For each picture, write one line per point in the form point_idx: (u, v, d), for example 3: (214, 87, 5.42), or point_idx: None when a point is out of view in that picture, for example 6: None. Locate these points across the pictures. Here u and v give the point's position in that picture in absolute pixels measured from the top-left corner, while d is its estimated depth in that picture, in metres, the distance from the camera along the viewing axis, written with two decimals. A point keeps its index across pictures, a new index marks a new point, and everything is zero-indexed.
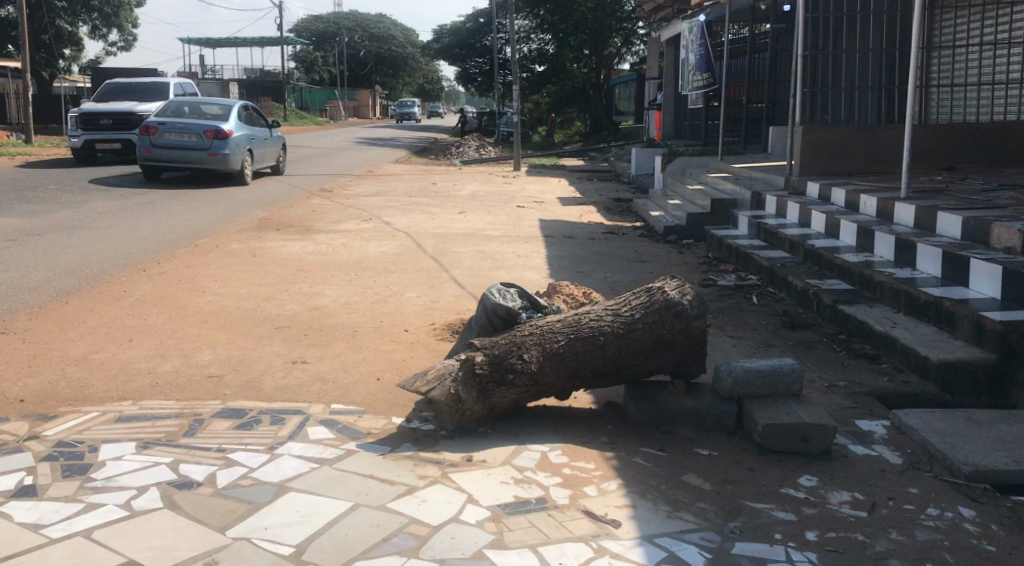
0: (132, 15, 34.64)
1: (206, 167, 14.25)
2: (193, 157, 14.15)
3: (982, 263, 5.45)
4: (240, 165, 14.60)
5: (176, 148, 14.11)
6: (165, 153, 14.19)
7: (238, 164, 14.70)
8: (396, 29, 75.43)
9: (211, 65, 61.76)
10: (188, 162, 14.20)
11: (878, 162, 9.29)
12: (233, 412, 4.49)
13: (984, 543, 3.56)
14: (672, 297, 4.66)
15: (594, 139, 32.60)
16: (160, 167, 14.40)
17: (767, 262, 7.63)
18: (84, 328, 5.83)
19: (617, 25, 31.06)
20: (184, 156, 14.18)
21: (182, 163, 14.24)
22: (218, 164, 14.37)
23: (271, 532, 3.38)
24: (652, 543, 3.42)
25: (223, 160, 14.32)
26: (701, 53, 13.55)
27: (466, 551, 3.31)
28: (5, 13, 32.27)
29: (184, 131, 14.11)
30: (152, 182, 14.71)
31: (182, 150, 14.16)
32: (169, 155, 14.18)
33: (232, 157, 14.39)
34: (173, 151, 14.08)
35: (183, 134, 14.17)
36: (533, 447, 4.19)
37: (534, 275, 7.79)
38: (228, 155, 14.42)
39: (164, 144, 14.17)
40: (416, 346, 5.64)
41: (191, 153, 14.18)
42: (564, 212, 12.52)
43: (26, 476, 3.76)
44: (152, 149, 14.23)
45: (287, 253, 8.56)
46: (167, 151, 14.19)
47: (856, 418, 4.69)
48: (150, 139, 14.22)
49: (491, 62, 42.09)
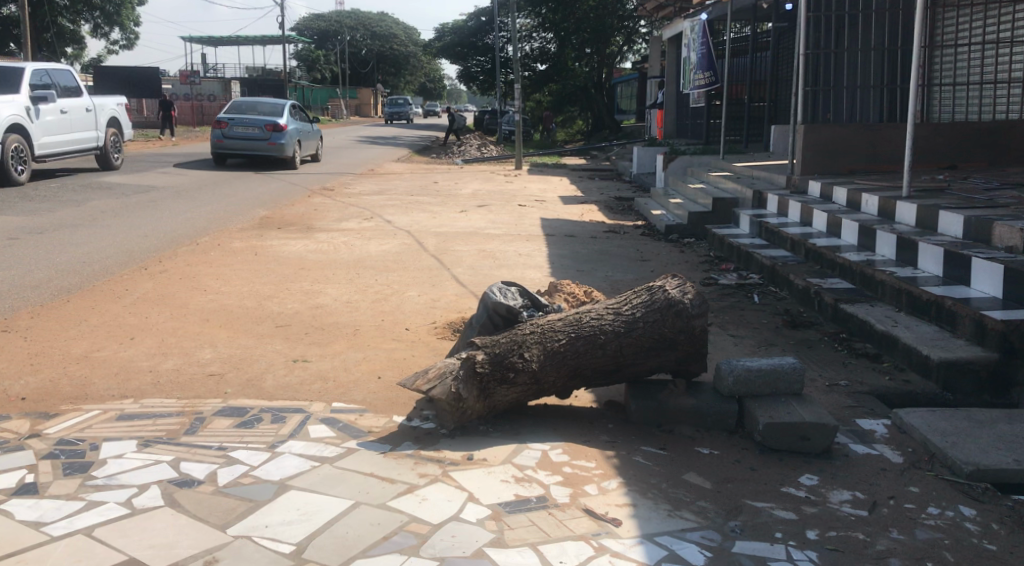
0: (134, 14, 34.85)
1: (266, 155, 16.66)
2: (256, 146, 16.57)
3: (984, 263, 5.43)
4: (292, 153, 17.08)
5: (242, 140, 16.55)
6: (233, 144, 16.63)
7: (292, 153, 17.26)
8: (397, 27, 75.19)
9: (213, 64, 62.00)
10: (251, 150, 16.62)
11: (880, 161, 9.27)
12: (233, 410, 4.49)
13: (984, 542, 3.56)
14: (673, 296, 4.65)
15: (596, 137, 32.56)
16: (227, 155, 16.82)
17: (769, 262, 7.62)
18: (86, 326, 5.84)
19: (620, 23, 30.77)
20: (249, 146, 16.60)
21: (246, 152, 16.67)
22: (276, 153, 16.87)
23: (271, 530, 3.39)
24: (652, 542, 3.42)
25: (280, 148, 16.80)
26: (702, 52, 13.56)
27: (466, 549, 3.31)
28: (9, 12, 32.52)
29: (249, 125, 16.57)
30: (219, 167, 17.07)
31: (247, 141, 16.59)
32: (236, 145, 16.60)
33: (286, 148, 16.87)
34: (240, 142, 16.51)
35: (248, 127, 16.65)
36: (533, 446, 4.18)
37: (535, 274, 7.79)
38: (285, 145, 16.89)
39: (232, 136, 16.63)
40: (417, 345, 5.65)
41: (254, 143, 16.63)
42: (567, 211, 12.52)
43: (27, 474, 3.76)
44: (222, 140, 16.66)
45: (288, 252, 8.57)
46: (234, 141, 16.62)
47: (857, 418, 4.68)
48: (221, 131, 16.66)
49: (493, 61, 42.15)
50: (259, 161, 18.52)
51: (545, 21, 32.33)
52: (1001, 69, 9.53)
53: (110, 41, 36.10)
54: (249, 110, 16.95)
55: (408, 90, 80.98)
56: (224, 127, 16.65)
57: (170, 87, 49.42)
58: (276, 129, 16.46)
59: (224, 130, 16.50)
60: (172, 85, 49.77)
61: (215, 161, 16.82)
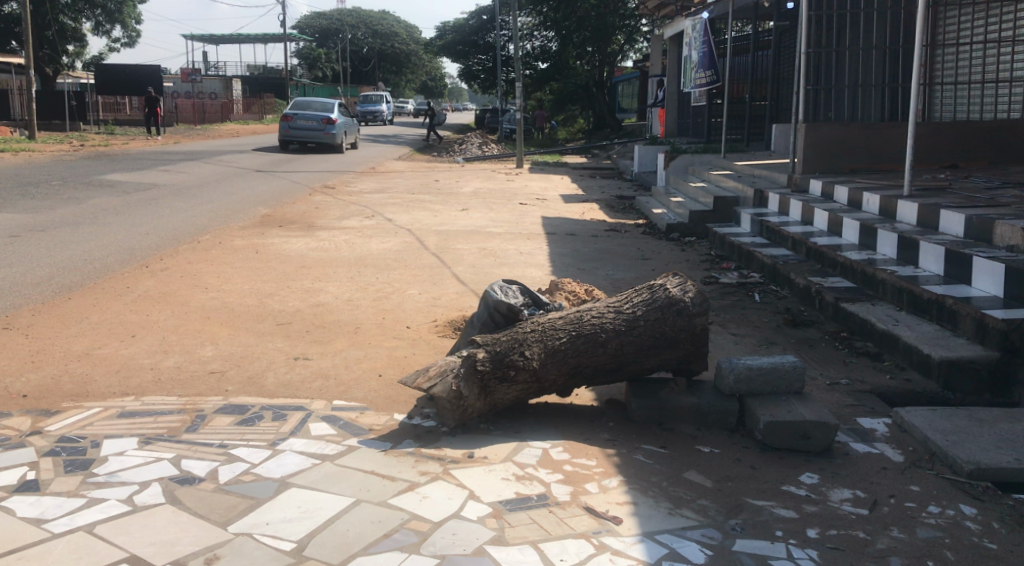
0: (135, 11, 35.01)
1: (322, 142, 21.43)
2: (315, 136, 21.38)
3: (985, 262, 5.43)
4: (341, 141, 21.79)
5: (306, 131, 21.35)
6: (296, 134, 21.45)
7: (341, 142, 22.02)
8: (398, 26, 75.20)
9: (215, 63, 62.21)
10: (311, 139, 21.43)
11: (882, 160, 9.28)
12: (235, 408, 4.49)
13: (985, 541, 3.56)
14: (674, 294, 4.65)
15: (597, 136, 32.66)
16: (293, 142, 21.62)
17: (770, 261, 7.63)
18: (87, 324, 5.83)
19: (621, 23, 31.05)
20: (310, 135, 21.43)
21: (307, 141, 21.49)
22: (329, 140, 21.65)
23: (272, 528, 3.39)
24: (653, 539, 3.43)
25: (333, 137, 21.55)
26: (704, 52, 13.57)
27: (467, 547, 3.31)
28: (10, 10, 32.63)
29: (309, 119, 21.37)
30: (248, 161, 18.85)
31: (308, 131, 21.41)
32: (300, 134, 21.43)
33: (338, 137, 21.64)
34: (304, 132, 21.32)
35: (309, 121, 21.45)
36: (534, 444, 4.19)
37: (535, 272, 7.82)
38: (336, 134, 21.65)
39: (297, 126, 21.41)
40: (418, 342, 5.66)
41: (314, 133, 21.45)
42: (567, 209, 12.56)
43: (28, 472, 3.76)
44: (288, 131, 21.49)
45: (290, 250, 8.58)
46: (298, 131, 21.45)
47: (858, 416, 4.69)
48: (287, 124, 21.44)
49: (495, 60, 42.29)
50: (312, 149, 23.15)
51: (545, 19, 32.33)
52: (1003, 68, 9.52)
53: (110, 37, 36.13)
54: (308, 107, 21.72)
55: (410, 89, 81.10)
56: (289, 120, 21.40)
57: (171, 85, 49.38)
58: (332, 122, 21.21)
59: (292, 123, 21.28)
60: (172, 82, 49.76)
61: (282, 147, 21.57)
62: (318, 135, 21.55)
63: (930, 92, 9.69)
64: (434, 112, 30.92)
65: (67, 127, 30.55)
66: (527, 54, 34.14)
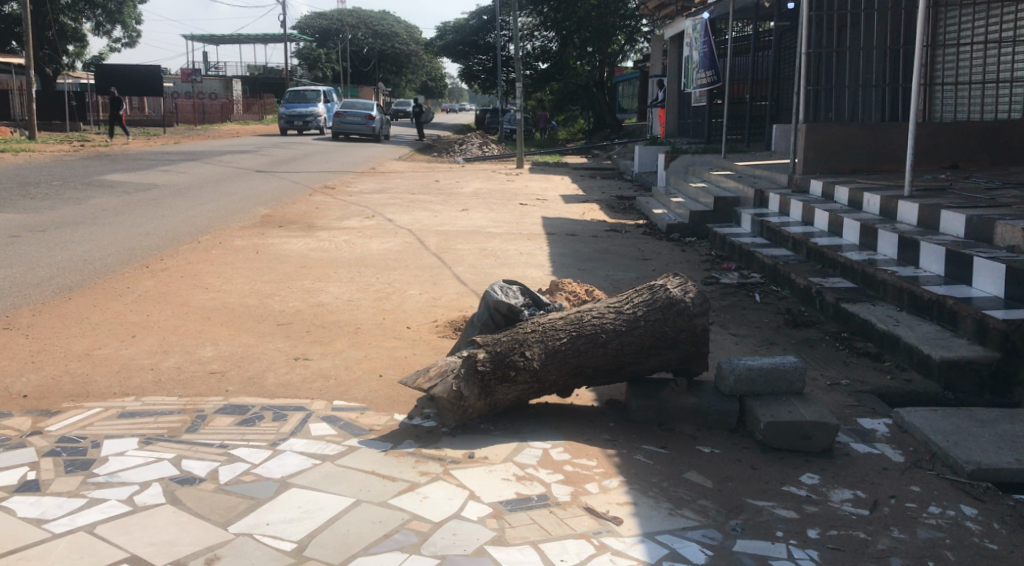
0: (136, 12, 35.17)
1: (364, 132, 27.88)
2: (359, 128, 27.85)
3: (986, 262, 5.44)
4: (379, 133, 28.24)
5: (353, 126, 27.99)
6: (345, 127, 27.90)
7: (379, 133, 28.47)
8: (398, 26, 75.47)
9: (215, 63, 62.50)
10: (357, 130, 27.93)
11: (884, 160, 9.27)
12: (235, 408, 4.49)
13: (986, 541, 3.56)
14: (674, 295, 4.65)
15: (598, 136, 32.76)
16: (342, 134, 28.18)
17: (771, 262, 7.62)
18: (88, 324, 5.84)
19: (621, 22, 31.20)
20: (356, 127, 27.89)
21: (354, 131, 27.94)
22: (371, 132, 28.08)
23: (273, 528, 3.39)
24: (653, 540, 3.42)
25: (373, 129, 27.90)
26: (704, 52, 13.58)
27: (467, 547, 3.31)
28: (11, 10, 32.77)
29: (355, 116, 27.85)
30: (245, 160, 18.89)
31: (355, 125, 27.89)
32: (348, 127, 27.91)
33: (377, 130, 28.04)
34: (352, 127, 27.92)
35: (355, 117, 27.95)
36: (536, 445, 4.18)
37: (536, 272, 7.83)
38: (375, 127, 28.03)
39: (346, 122, 28.01)
40: (419, 342, 5.67)
41: (359, 126, 27.92)
42: (567, 209, 12.58)
43: (29, 472, 3.76)
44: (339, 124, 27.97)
45: (291, 250, 8.60)
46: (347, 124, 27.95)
47: (858, 417, 4.69)
48: (339, 119, 28.00)
49: (495, 60, 42.56)
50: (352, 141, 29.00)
51: (545, 19, 32.43)
52: (1004, 68, 9.51)
53: (112, 38, 36.27)
54: (355, 106, 28.26)
55: (410, 89, 81.47)
56: (341, 116, 27.97)
57: (171, 85, 49.49)
58: (372, 119, 27.63)
59: (342, 119, 27.92)
60: (171, 83, 49.84)
61: (334, 136, 28.05)
62: (362, 128, 28.04)
63: (931, 93, 9.69)
64: (423, 108, 30.49)
65: (67, 127, 30.66)
66: (527, 54, 34.38)
